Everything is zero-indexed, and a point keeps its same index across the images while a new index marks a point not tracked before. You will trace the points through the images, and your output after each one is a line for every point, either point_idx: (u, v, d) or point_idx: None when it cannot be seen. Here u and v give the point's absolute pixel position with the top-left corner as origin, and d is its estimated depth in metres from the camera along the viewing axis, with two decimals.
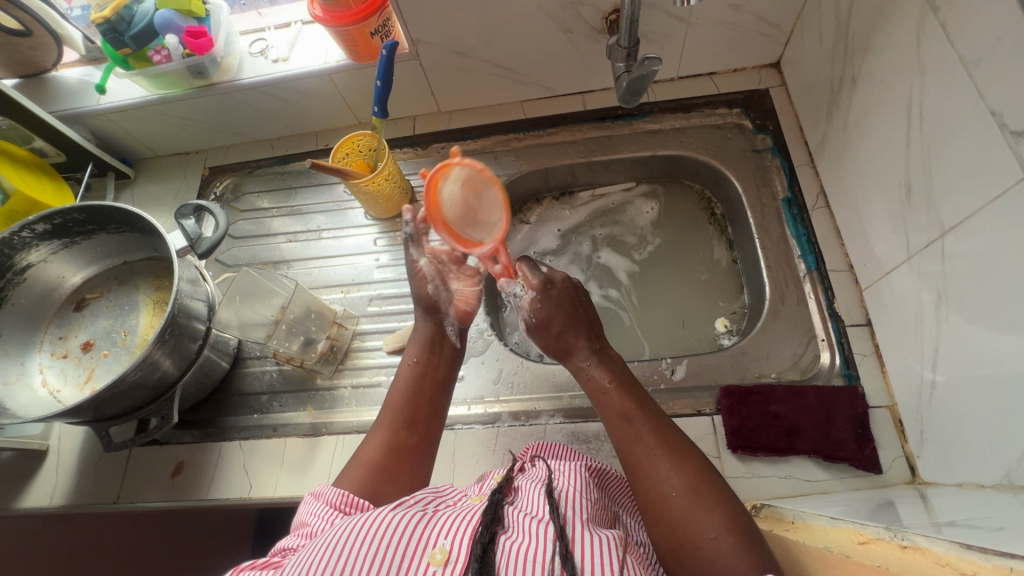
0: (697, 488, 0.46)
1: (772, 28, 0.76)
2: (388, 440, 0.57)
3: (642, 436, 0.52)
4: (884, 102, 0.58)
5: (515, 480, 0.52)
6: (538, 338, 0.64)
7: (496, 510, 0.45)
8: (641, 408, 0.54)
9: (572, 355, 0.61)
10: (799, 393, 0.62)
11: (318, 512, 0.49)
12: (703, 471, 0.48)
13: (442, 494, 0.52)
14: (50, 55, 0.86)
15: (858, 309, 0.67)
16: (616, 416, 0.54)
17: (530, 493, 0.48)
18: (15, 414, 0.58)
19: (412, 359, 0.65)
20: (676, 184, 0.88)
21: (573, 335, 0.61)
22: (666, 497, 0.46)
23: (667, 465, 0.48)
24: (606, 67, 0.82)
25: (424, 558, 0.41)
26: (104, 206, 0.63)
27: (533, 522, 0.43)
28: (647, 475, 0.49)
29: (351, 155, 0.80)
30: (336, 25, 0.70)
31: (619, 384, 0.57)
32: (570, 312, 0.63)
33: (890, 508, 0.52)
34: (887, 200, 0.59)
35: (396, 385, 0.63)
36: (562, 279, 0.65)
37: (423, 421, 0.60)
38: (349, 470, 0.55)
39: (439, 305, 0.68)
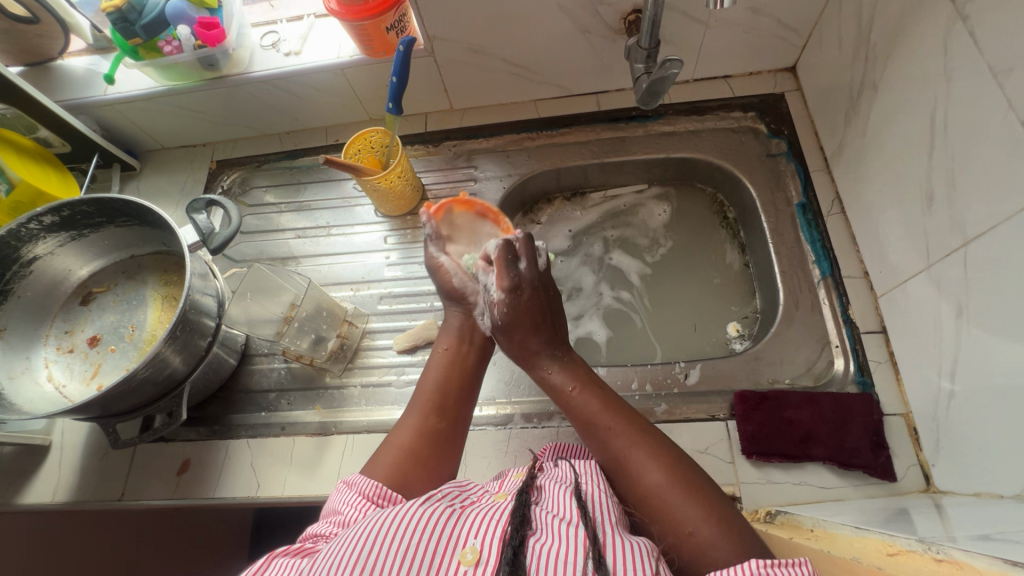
0: (675, 481, 0.47)
1: (790, 32, 0.75)
2: (420, 427, 0.57)
3: (613, 432, 0.52)
4: (905, 109, 0.58)
5: (537, 478, 0.52)
6: (503, 341, 0.61)
7: (524, 510, 0.44)
8: (611, 405, 0.54)
9: (535, 357, 0.59)
10: (815, 400, 0.62)
11: (351, 501, 0.48)
12: (680, 462, 0.48)
13: (466, 489, 0.52)
14: (57, 44, 0.84)
15: (873, 316, 0.66)
16: (586, 417, 0.54)
17: (556, 493, 0.48)
18: (22, 410, 0.57)
19: (444, 347, 0.65)
20: (689, 187, 0.87)
21: (538, 339, 0.59)
22: (648, 495, 0.47)
23: (642, 462, 0.49)
24: (621, 68, 0.82)
25: (456, 556, 0.40)
26: (114, 199, 0.62)
27: (562, 524, 0.43)
28: (624, 473, 0.49)
29: (363, 151, 0.79)
30: (352, 20, 0.69)
31: (583, 385, 0.56)
32: (536, 315, 0.60)
33: (907, 517, 0.52)
34: (907, 208, 0.59)
35: (429, 372, 0.63)
36: (530, 281, 0.60)
37: (454, 407, 0.60)
38: (377, 462, 0.55)
39: (466, 296, 0.68)
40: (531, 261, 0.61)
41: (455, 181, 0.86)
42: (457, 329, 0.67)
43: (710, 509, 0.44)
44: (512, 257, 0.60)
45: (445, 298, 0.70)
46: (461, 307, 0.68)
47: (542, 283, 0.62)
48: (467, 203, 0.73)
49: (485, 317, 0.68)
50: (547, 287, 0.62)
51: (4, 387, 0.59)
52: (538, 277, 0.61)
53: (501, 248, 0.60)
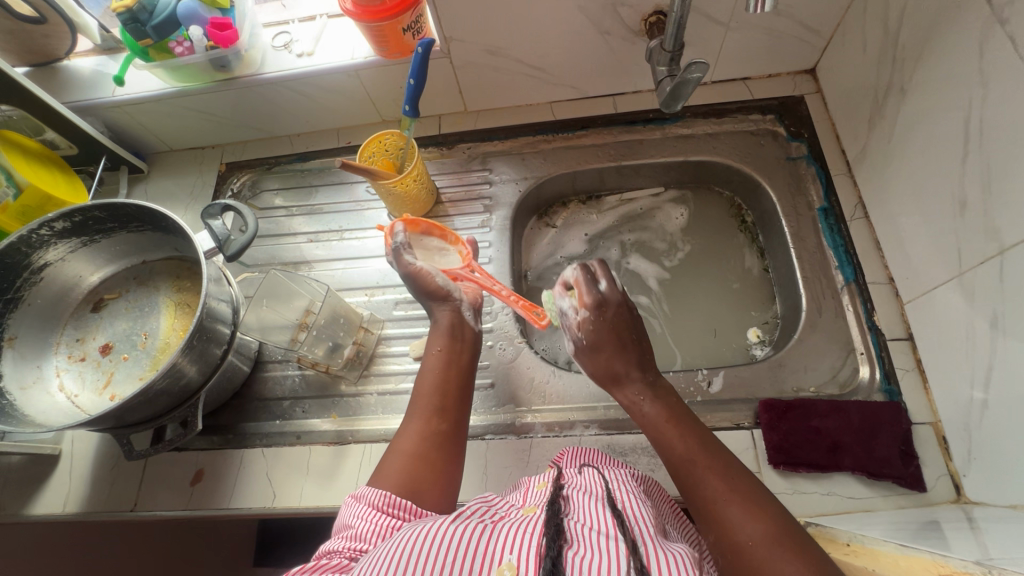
0: (777, 535, 0.43)
1: (812, 34, 0.74)
2: (420, 431, 0.57)
3: (709, 476, 0.49)
4: (937, 113, 0.57)
5: (564, 488, 0.50)
6: (586, 360, 0.63)
7: (557, 521, 0.43)
8: (707, 448, 0.52)
9: (623, 385, 0.60)
10: (842, 408, 0.61)
11: (363, 515, 0.47)
12: (783, 517, 0.45)
13: (493, 505, 0.50)
14: (63, 44, 0.82)
15: (899, 323, 0.66)
16: (681, 458, 0.52)
17: (587, 504, 0.46)
18: (37, 423, 0.56)
19: (437, 347, 0.64)
20: (706, 190, 0.86)
21: (623, 363, 0.61)
22: (743, 545, 0.43)
23: (742, 511, 0.45)
24: (639, 70, 0.81)
25: (492, 572, 0.39)
26: (127, 204, 0.61)
27: (599, 537, 0.41)
28: (719, 521, 0.46)
29: (377, 155, 0.78)
30: (369, 21, 0.68)
31: (677, 422, 0.55)
32: (618, 339, 0.62)
33: (941, 530, 0.51)
34: (936, 214, 0.58)
35: (425, 375, 0.62)
36: (617, 300, 0.65)
37: (453, 407, 0.59)
38: (383, 472, 0.53)
39: (450, 295, 0.67)
40: (611, 283, 0.67)
41: (469, 185, 0.85)
42: (446, 326, 0.65)
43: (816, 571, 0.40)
44: (592, 278, 0.66)
45: (426, 301, 0.68)
46: (446, 305, 0.67)
47: (630, 309, 0.66)
48: (414, 222, 0.71)
49: (468, 308, 0.68)
50: (631, 315, 0.65)
51: (16, 397, 0.58)
52: (625, 299, 0.66)
53: (581, 272, 0.67)
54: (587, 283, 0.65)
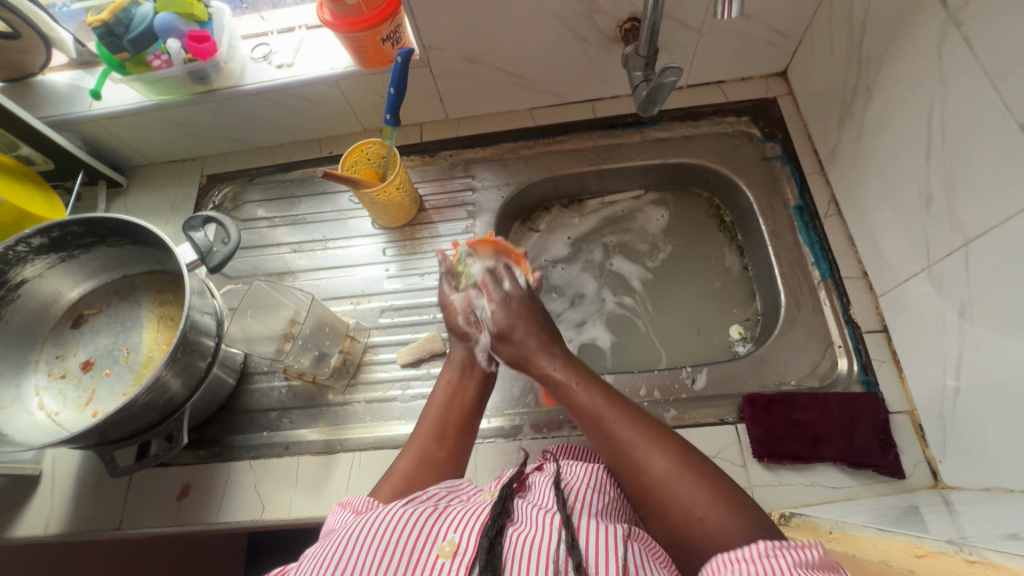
0: (681, 466, 0.46)
1: (781, 38, 0.77)
2: (418, 455, 0.57)
3: (617, 421, 0.51)
4: (901, 113, 0.59)
5: (530, 476, 0.53)
6: (501, 347, 0.63)
7: (504, 504, 0.46)
8: (613, 398, 0.54)
9: (535, 358, 0.60)
10: (822, 400, 0.63)
11: (346, 520, 0.48)
12: (688, 451, 0.48)
13: (457, 489, 0.52)
14: (38, 59, 0.81)
15: (874, 315, 0.67)
16: (585, 407, 0.53)
17: (539, 489, 0.49)
18: (18, 441, 0.55)
19: (447, 380, 0.64)
20: (685, 192, 0.88)
21: (534, 342, 0.61)
22: (654, 481, 0.46)
23: (648, 450, 0.48)
24: (616, 75, 0.82)
25: (434, 550, 0.42)
26: (106, 218, 0.60)
27: (541, 514, 0.44)
28: (632, 464, 0.48)
29: (359, 164, 0.78)
30: (348, 31, 0.69)
31: (585, 380, 0.56)
32: (528, 321, 0.63)
33: (920, 515, 0.52)
34: (904, 208, 0.60)
35: (431, 405, 0.62)
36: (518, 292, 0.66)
37: (457, 435, 0.59)
38: (381, 489, 0.54)
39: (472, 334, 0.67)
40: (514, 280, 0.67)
41: (452, 191, 0.86)
42: (458, 360, 0.66)
43: (722, 497, 0.43)
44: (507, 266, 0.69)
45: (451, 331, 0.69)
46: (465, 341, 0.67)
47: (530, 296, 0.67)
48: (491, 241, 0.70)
49: (489, 355, 0.67)
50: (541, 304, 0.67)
51: None
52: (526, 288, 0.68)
53: None
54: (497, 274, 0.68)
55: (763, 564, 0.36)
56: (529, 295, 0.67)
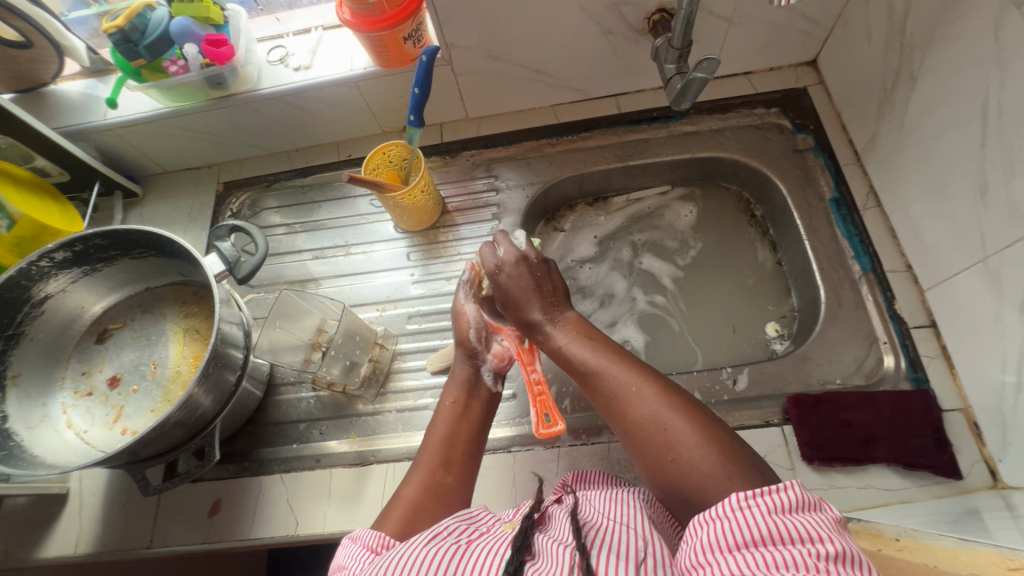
0: (671, 407, 0.46)
1: (813, 26, 0.74)
2: (426, 479, 0.55)
3: (608, 366, 0.51)
4: (951, 100, 0.57)
5: (548, 510, 0.50)
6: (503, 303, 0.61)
7: (525, 537, 0.44)
8: (607, 344, 0.54)
9: (537, 326, 0.58)
10: (872, 399, 0.61)
11: (355, 555, 0.45)
12: (676, 391, 0.48)
13: (475, 520, 0.50)
14: (50, 68, 0.80)
15: (921, 310, 0.65)
16: (581, 353, 0.54)
17: (560, 524, 0.46)
18: (49, 463, 0.53)
19: (451, 401, 0.62)
20: (713, 187, 0.86)
21: (535, 301, 0.59)
22: (643, 421, 0.47)
23: (640, 393, 0.48)
24: (642, 68, 0.80)
25: None
26: (130, 230, 0.59)
27: (563, 547, 0.42)
28: (620, 410, 0.49)
29: (382, 166, 0.76)
30: (370, 31, 0.66)
31: (580, 330, 0.56)
32: (534, 282, 0.60)
33: (984, 518, 0.50)
34: (955, 198, 0.58)
35: (435, 427, 0.60)
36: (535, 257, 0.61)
37: (462, 460, 0.58)
38: (386, 518, 0.52)
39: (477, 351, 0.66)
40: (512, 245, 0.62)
41: (475, 192, 0.84)
42: (461, 378, 0.64)
43: (709, 439, 0.44)
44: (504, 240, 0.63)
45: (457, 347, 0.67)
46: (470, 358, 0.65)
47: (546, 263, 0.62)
48: None
49: (493, 372, 0.66)
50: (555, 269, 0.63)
51: (23, 439, 0.55)
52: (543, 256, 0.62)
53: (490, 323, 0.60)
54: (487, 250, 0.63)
55: (733, 516, 0.36)
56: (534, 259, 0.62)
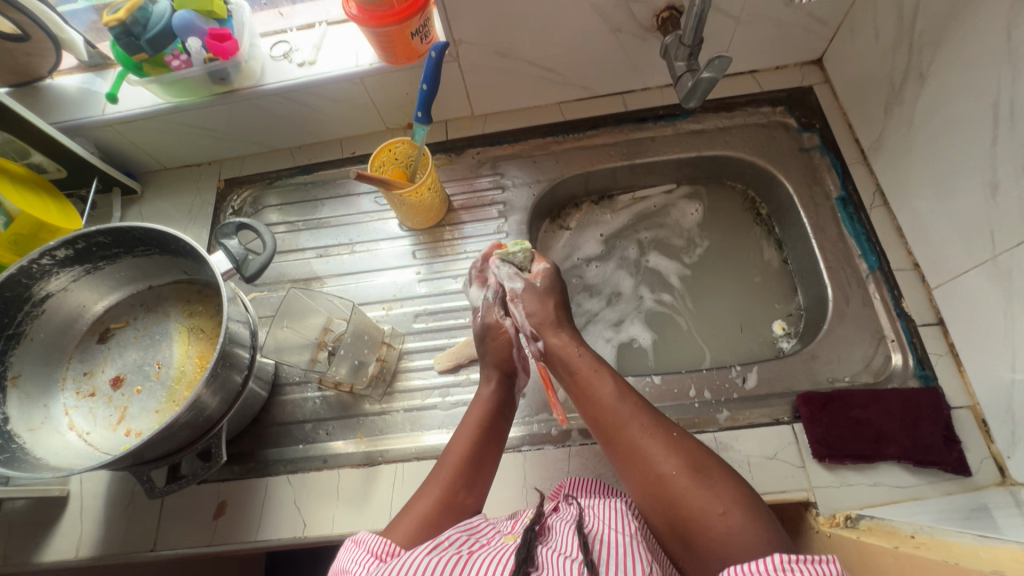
0: (697, 465, 0.48)
1: (821, 25, 0.74)
2: (442, 498, 0.54)
3: (634, 415, 0.53)
4: (962, 99, 0.57)
5: (548, 518, 0.50)
6: (529, 302, 0.64)
7: (529, 547, 0.44)
8: (630, 391, 0.55)
9: (550, 334, 0.62)
10: (881, 397, 0.61)
11: (359, 560, 0.46)
12: (698, 446, 0.50)
13: (476, 530, 0.50)
14: (47, 62, 0.78)
15: (928, 308, 0.66)
16: (606, 396, 0.55)
17: (563, 534, 0.46)
18: (52, 466, 0.52)
19: (477, 421, 0.60)
20: (719, 185, 0.86)
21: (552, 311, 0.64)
22: (669, 478, 0.48)
23: (665, 443, 0.50)
24: (649, 66, 0.80)
25: None
26: (134, 227, 0.58)
27: (567, 561, 0.42)
28: (642, 458, 0.50)
29: (388, 163, 0.75)
30: (377, 26, 0.65)
31: (602, 367, 0.58)
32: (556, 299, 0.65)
33: (995, 514, 0.50)
34: (964, 197, 0.58)
35: (458, 443, 0.59)
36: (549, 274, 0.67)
37: (484, 482, 0.57)
38: (395, 528, 0.52)
39: (513, 369, 0.65)
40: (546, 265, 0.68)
41: (480, 190, 0.83)
42: (492, 397, 0.63)
43: (735, 496, 0.46)
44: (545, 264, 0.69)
45: (494, 367, 0.65)
46: (507, 380, 0.65)
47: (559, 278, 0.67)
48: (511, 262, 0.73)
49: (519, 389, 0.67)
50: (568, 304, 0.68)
51: (25, 441, 0.54)
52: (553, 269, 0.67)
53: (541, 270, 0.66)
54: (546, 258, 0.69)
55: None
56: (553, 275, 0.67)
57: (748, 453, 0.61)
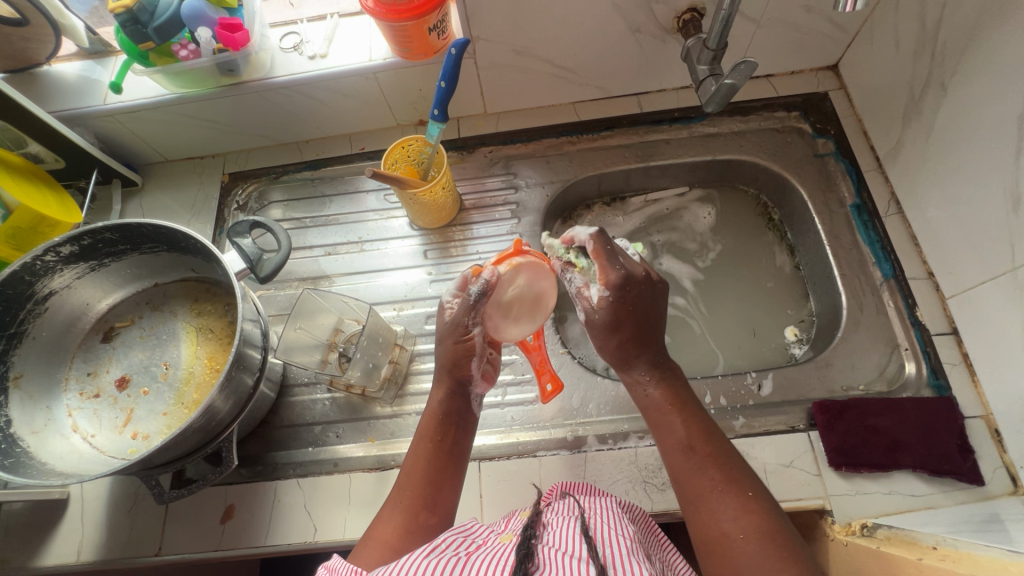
0: (769, 533, 0.44)
1: (839, 31, 0.74)
2: (404, 523, 0.51)
3: (706, 466, 0.49)
4: (986, 110, 0.57)
5: (544, 517, 0.47)
6: (601, 335, 0.56)
7: (527, 547, 0.40)
8: (714, 433, 0.52)
9: (630, 368, 0.56)
10: (896, 406, 0.61)
11: None
12: (776, 514, 0.46)
13: (470, 533, 0.47)
14: (46, 48, 0.75)
15: (942, 317, 0.66)
16: (678, 444, 0.51)
17: (562, 531, 0.42)
18: (58, 472, 0.51)
19: (427, 439, 0.56)
20: (731, 189, 0.86)
21: (628, 335, 0.55)
22: (733, 537, 0.45)
23: (737, 503, 0.46)
24: (667, 68, 0.79)
25: None
26: (142, 224, 0.55)
27: (571, 558, 0.38)
28: (708, 510, 0.47)
29: (401, 161, 0.74)
30: (394, 21, 0.63)
31: (683, 408, 0.53)
32: (638, 321, 0.55)
33: (1010, 523, 0.51)
34: (982, 208, 0.59)
35: (410, 462, 0.55)
36: (642, 277, 0.56)
37: (444, 499, 0.53)
38: (361, 553, 0.49)
39: (468, 379, 0.58)
40: (626, 256, 0.57)
41: (492, 190, 0.82)
42: (440, 410, 0.57)
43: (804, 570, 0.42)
44: (612, 248, 0.56)
45: (446, 375, 0.58)
46: (460, 390, 0.58)
47: (655, 290, 0.57)
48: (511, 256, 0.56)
49: (477, 397, 0.59)
50: (658, 297, 0.57)
51: (29, 445, 0.53)
52: (650, 275, 0.57)
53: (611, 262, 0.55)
54: (608, 256, 0.55)
55: None
56: (629, 281, 0.55)
57: (764, 461, 0.61)
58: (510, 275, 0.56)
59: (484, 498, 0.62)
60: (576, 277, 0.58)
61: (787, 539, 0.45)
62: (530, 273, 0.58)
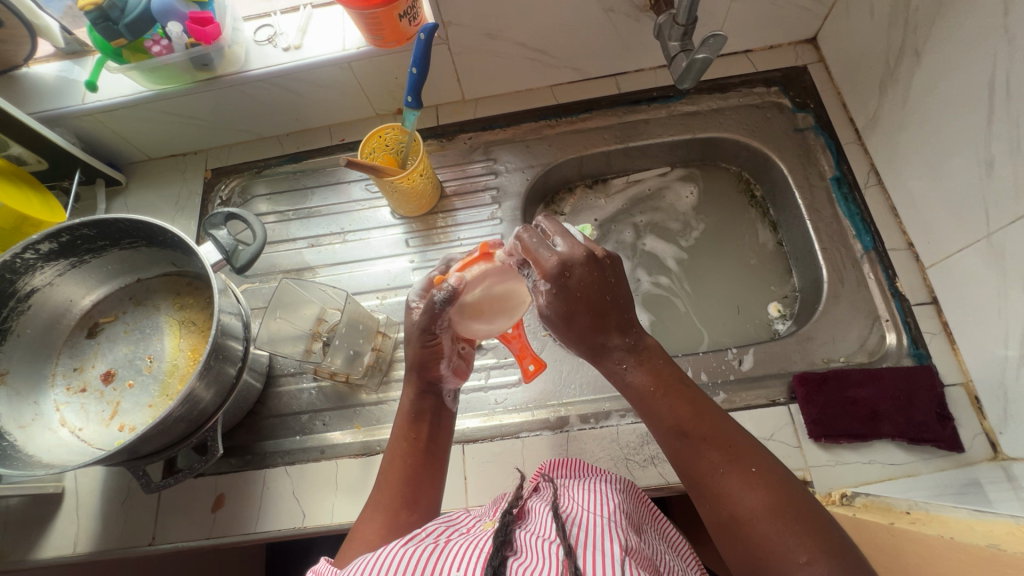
0: (781, 507, 0.44)
1: (814, 3, 0.74)
2: (386, 519, 0.52)
3: (703, 448, 0.48)
4: (957, 77, 0.57)
5: (528, 502, 0.47)
6: (558, 328, 0.52)
7: (507, 532, 0.40)
8: (705, 406, 0.50)
9: (606, 354, 0.52)
10: (876, 375, 0.62)
11: None
12: (783, 482, 0.46)
13: (454, 523, 0.48)
14: (23, 50, 0.76)
15: (922, 287, 0.66)
16: (669, 429, 0.50)
17: (541, 517, 0.43)
18: (45, 464, 0.52)
19: (401, 437, 0.57)
20: (713, 167, 0.85)
21: (584, 319, 0.50)
22: (743, 519, 0.45)
23: (743, 482, 0.46)
24: (642, 47, 0.79)
25: None
26: (118, 219, 0.56)
27: (545, 543, 0.38)
28: (714, 494, 0.47)
29: (378, 150, 0.74)
30: (364, 8, 0.63)
31: (665, 389, 0.51)
32: (592, 304, 0.49)
33: (984, 486, 0.51)
34: (956, 176, 0.59)
35: (387, 463, 0.56)
36: (583, 258, 0.49)
37: (423, 495, 0.54)
38: (348, 552, 0.50)
39: (440, 379, 0.58)
40: (566, 236, 0.51)
41: (472, 175, 0.82)
42: (412, 410, 0.57)
43: (815, 540, 0.42)
44: (542, 238, 0.51)
45: (414, 375, 0.57)
46: (431, 388, 0.57)
47: (603, 266, 0.51)
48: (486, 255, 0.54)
49: (451, 391, 0.59)
50: (608, 270, 0.51)
51: (17, 438, 0.54)
52: (595, 255, 0.50)
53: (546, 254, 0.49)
54: (538, 247, 0.50)
55: None
56: (566, 266, 0.49)
57: None
58: (476, 284, 0.53)
59: (468, 481, 0.63)
60: (533, 274, 0.52)
61: (797, 505, 0.45)
62: (497, 279, 0.54)
